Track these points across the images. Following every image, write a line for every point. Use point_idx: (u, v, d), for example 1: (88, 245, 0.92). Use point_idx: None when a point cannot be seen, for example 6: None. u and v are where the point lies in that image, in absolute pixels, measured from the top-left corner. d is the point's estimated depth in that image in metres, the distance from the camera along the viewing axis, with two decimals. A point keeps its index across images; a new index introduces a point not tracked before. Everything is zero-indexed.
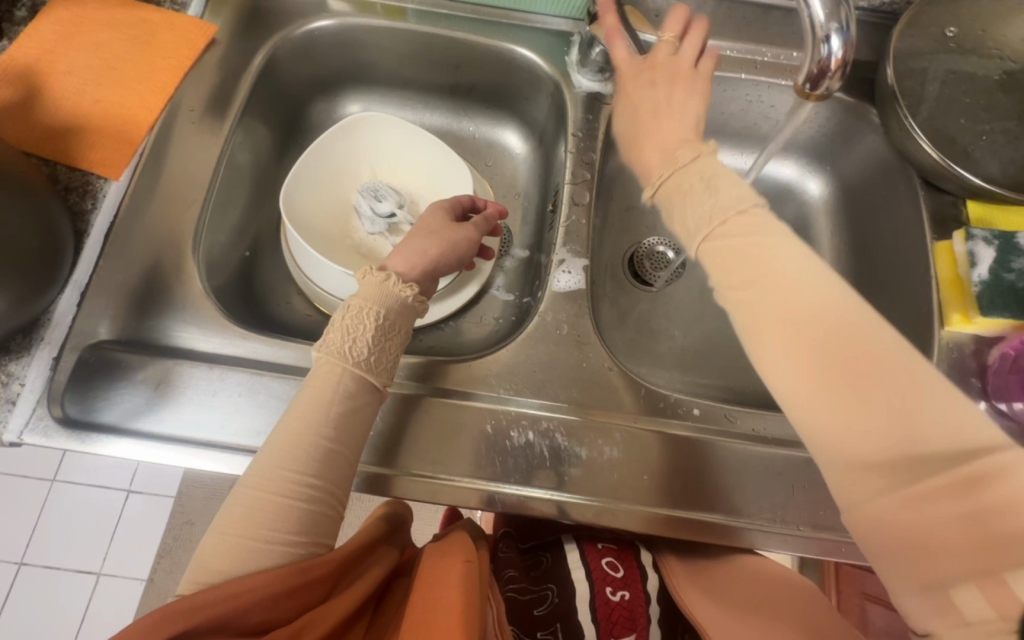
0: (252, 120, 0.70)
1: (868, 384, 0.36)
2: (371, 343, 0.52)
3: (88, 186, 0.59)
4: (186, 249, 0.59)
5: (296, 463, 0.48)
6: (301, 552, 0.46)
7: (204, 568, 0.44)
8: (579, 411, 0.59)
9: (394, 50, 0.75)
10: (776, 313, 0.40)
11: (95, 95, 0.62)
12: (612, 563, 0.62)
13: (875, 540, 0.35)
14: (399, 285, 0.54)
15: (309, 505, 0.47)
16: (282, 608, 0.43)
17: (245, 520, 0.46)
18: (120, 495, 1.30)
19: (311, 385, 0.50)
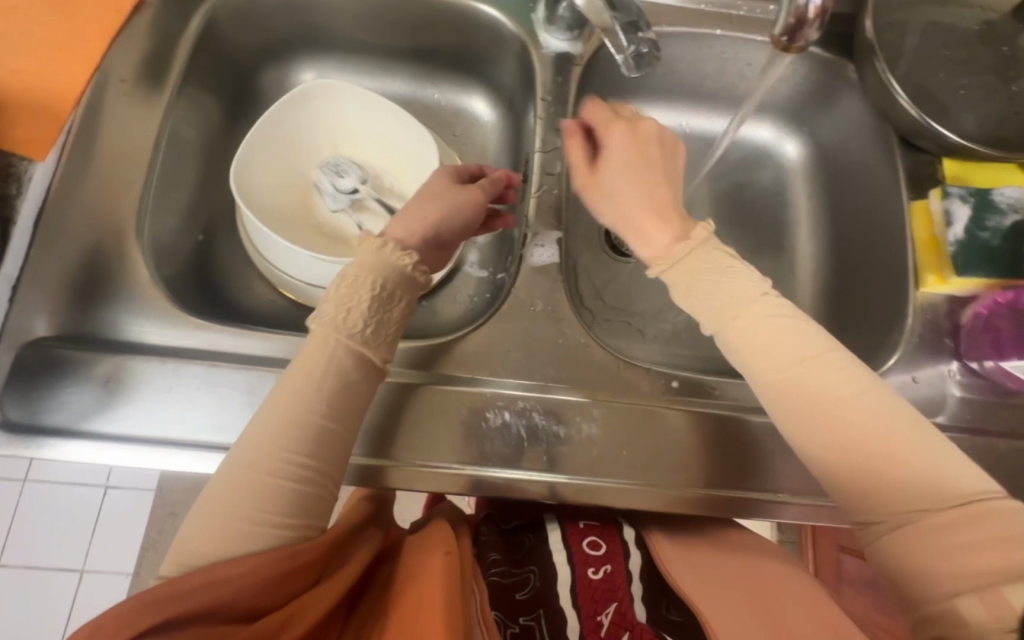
0: (194, 90, 0.65)
1: (868, 439, 0.43)
2: (367, 314, 0.50)
3: (11, 169, 0.56)
4: (128, 235, 0.55)
5: (290, 440, 0.45)
6: (294, 533, 0.44)
7: (187, 551, 0.42)
8: (557, 389, 0.58)
9: (347, 10, 0.69)
10: (787, 375, 0.46)
11: (12, 67, 0.58)
12: (592, 540, 0.64)
13: (897, 570, 0.42)
14: (397, 253, 0.52)
15: (303, 486, 0.45)
16: (270, 594, 0.42)
17: (232, 500, 0.43)
18: (97, 491, 1.26)
19: (305, 358, 0.48)
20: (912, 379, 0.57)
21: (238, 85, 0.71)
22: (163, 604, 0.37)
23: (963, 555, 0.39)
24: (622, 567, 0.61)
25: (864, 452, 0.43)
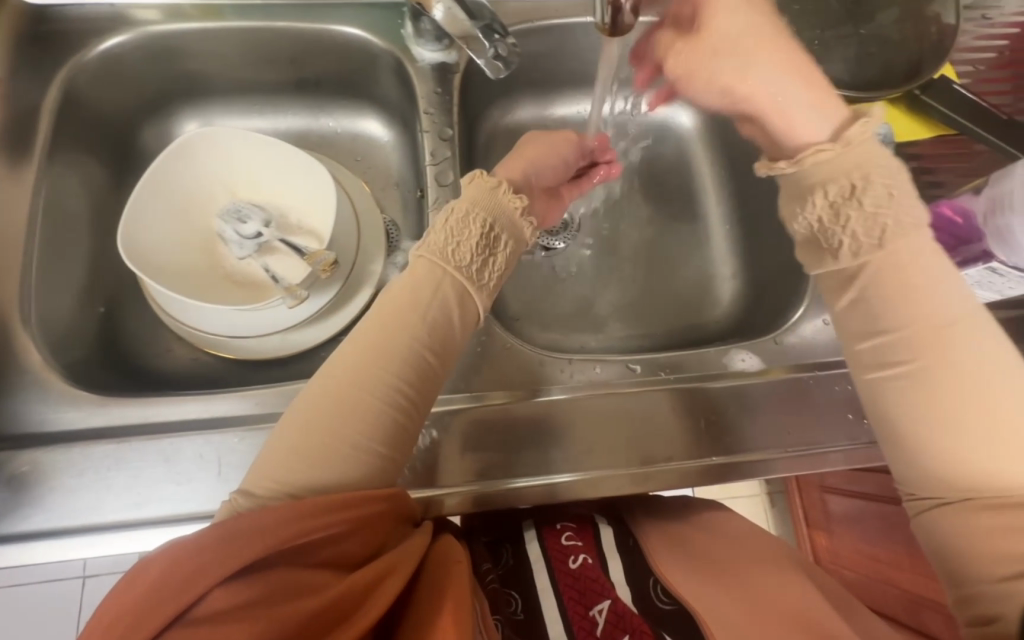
0: (67, 161, 0.63)
1: (988, 419, 0.40)
2: (475, 251, 0.51)
3: None
4: (13, 320, 0.53)
5: (398, 368, 0.46)
6: (390, 469, 0.45)
7: (280, 470, 0.42)
8: (484, 395, 0.58)
9: (218, 53, 0.68)
10: (916, 341, 0.42)
11: None
12: (568, 534, 0.63)
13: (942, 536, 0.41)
14: (508, 195, 0.54)
15: (405, 421, 0.46)
16: (351, 545, 0.40)
17: (331, 420, 0.44)
18: (75, 583, 1.20)
19: (411, 283, 0.50)
20: (821, 322, 0.62)
21: (118, 147, 0.69)
22: (252, 543, 0.35)
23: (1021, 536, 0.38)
24: (600, 561, 0.60)
25: (981, 433, 0.40)
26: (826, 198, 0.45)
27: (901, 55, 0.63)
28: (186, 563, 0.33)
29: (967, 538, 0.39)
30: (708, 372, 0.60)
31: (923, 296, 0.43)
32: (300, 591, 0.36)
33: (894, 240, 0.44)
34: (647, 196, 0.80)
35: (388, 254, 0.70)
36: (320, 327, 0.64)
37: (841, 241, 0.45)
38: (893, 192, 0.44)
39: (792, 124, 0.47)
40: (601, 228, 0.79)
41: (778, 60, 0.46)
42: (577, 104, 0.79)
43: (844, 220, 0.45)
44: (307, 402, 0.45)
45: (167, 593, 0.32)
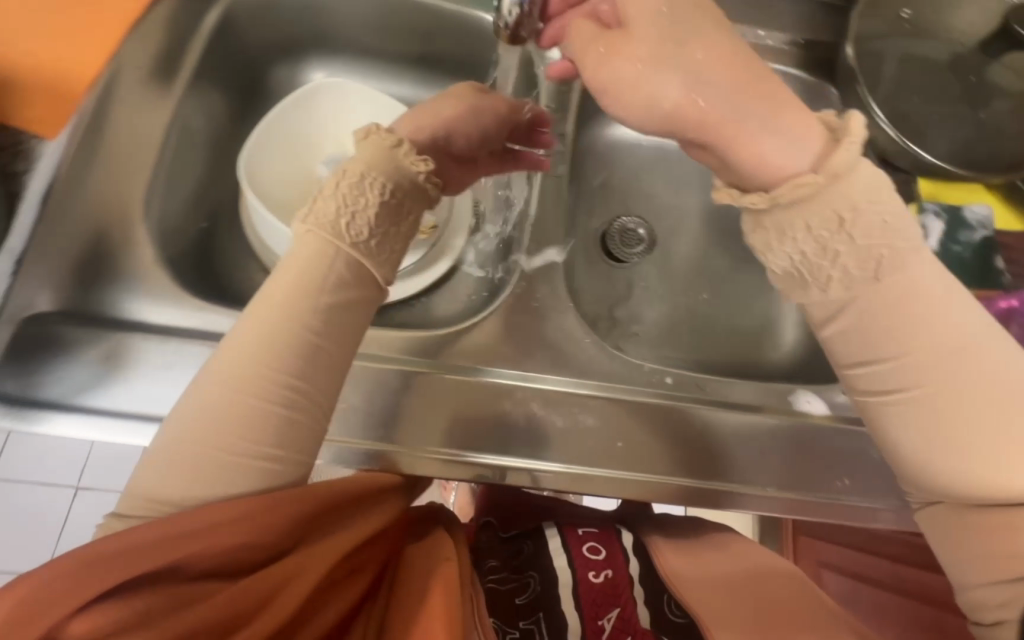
0: (202, 83, 0.66)
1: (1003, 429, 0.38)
2: (374, 220, 0.47)
3: (20, 146, 0.53)
4: (135, 215, 0.55)
5: (279, 362, 0.42)
6: (280, 469, 0.41)
7: (156, 488, 0.39)
8: (554, 380, 0.58)
9: (361, 15, 0.72)
10: (924, 368, 0.39)
11: (24, 46, 0.56)
12: (592, 545, 0.64)
13: (941, 532, 0.41)
14: (412, 159, 0.49)
15: (295, 414, 0.42)
16: (248, 555, 0.39)
17: (207, 426, 0.40)
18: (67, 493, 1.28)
19: (297, 263, 0.45)
20: None
21: (244, 80, 0.72)
22: (111, 570, 0.33)
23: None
24: (623, 569, 0.61)
25: (997, 440, 0.38)
26: (802, 226, 0.39)
27: (1008, 143, 0.65)
28: (60, 581, 0.32)
29: (972, 538, 0.39)
30: (747, 404, 0.60)
31: (931, 312, 0.39)
32: (187, 603, 0.36)
33: (889, 273, 0.40)
34: (725, 231, 0.83)
35: (470, 234, 0.74)
36: (404, 284, 0.70)
37: (828, 274, 0.40)
38: (883, 220, 0.39)
39: (765, 154, 0.38)
40: (672, 253, 0.81)
41: (745, 72, 0.38)
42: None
43: (832, 255, 0.39)
44: (185, 408, 0.41)
45: (26, 622, 0.31)
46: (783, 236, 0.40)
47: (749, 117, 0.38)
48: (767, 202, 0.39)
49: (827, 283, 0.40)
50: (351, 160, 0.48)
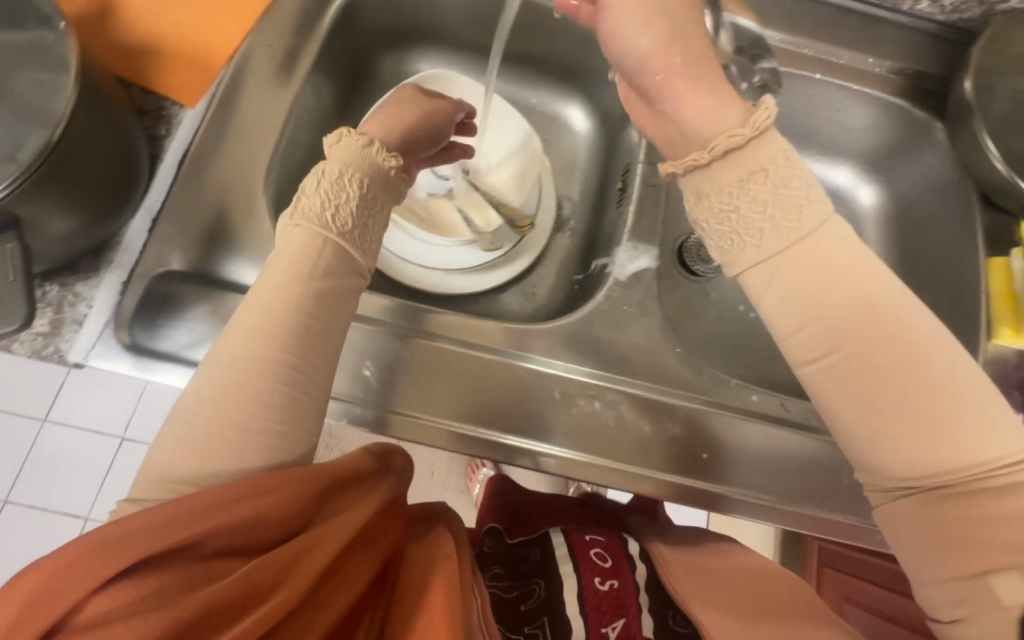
0: (321, 65, 0.67)
1: (942, 420, 0.39)
2: (354, 213, 0.49)
3: (163, 111, 0.56)
4: (258, 186, 0.57)
5: (281, 338, 0.43)
6: (283, 442, 0.42)
7: (177, 463, 0.40)
8: (644, 386, 0.58)
9: (474, 8, 0.73)
10: (865, 362, 0.41)
11: (173, 19, 0.59)
12: (602, 556, 0.62)
13: (895, 526, 0.42)
14: (382, 153, 0.51)
15: (295, 387, 0.43)
16: (260, 531, 0.38)
17: (218, 408, 0.41)
18: (113, 442, 1.38)
19: (287, 255, 0.46)
20: None
21: (354, 65, 0.74)
22: (132, 545, 0.33)
23: (987, 526, 0.38)
24: (629, 579, 0.59)
25: (932, 430, 0.39)
26: (735, 181, 0.45)
27: None
28: (82, 559, 0.32)
29: (932, 536, 0.40)
30: (801, 424, 0.58)
31: (868, 306, 0.41)
32: (207, 579, 0.36)
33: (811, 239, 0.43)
34: None
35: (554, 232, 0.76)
36: (488, 276, 0.71)
37: (766, 230, 0.44)
38: (798, 173, 0.45)
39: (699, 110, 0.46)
40: None
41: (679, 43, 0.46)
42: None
43: (763, 205, 0.44)
44: (196, 386, 0.42)
45: (54, 592, 0.31)
46: (722, 195, 0.45)
47: (688, 77, 0.47)
48: (706, 157, 0.45)
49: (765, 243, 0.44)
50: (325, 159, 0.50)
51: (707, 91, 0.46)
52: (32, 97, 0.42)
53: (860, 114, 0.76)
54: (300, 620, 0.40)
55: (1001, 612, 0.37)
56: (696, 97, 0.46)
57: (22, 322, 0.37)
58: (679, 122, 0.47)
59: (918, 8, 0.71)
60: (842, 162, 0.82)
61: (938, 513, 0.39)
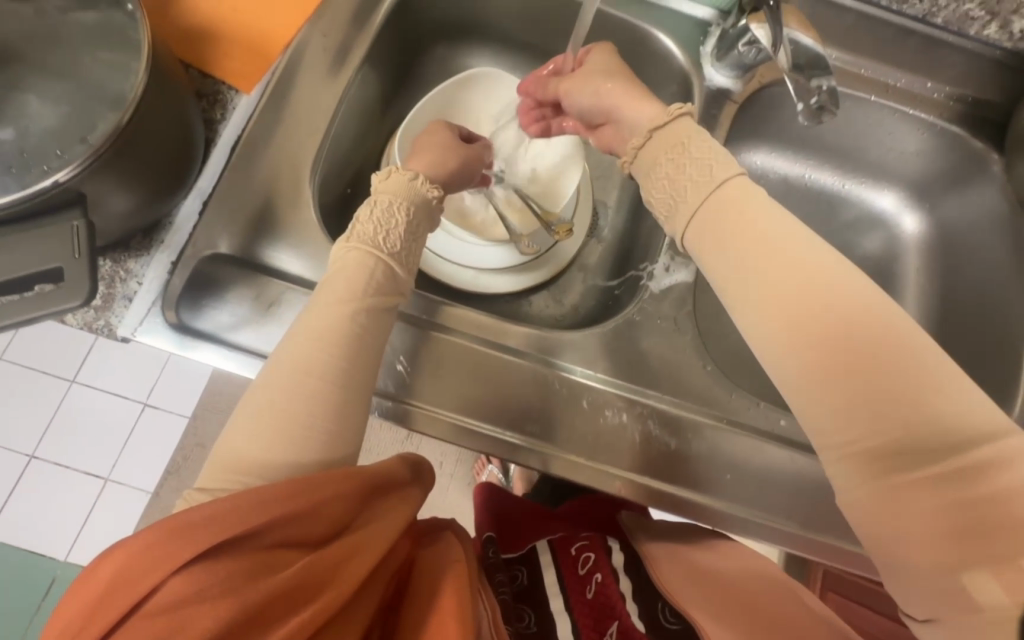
0: (374, 55, 0.67)
1: (893, 382, 0.39)
2: (401, 238, 0.53)
3: (219, 95, 0.57)
4: (305, 175, 0.57)
5: (336, 343, 0.47)
6: (319, 441, 0.45)
7: (244, 457, 0.43)
8: (670, 400, 0.58)
9: (526, 10, 0.72)
10: (797, 327, 0.41)
11: (235, 4, 0.60)
12: (582, 560, 0.65)
13: (901, 528, 0.38)
14: (426, 185, 0.55)
15: (343, 387, 0.46)
16: (314, 526, 0.40)
17: (285, 411, 0.44)
18: (135, 407, 1.42)
19: (344, 276, 0.50)
20: None
21: (404, 57, 0.74)
22: (206, 531, 0.35)
23: (945, 516, 0.37)
24: (612, 579, 0.62)
25: (859, 395, 0.39)
26: (663, 156, 0.50)
27: None
28: (158, 545, 0.34)
29: (893, 531, 0.39)
30: None
31: (801, 269, 0.42)
32: (265, 571, 0.38)
33: (733, 191, 0.46)
34: None
35: (587, 238, 0.76)
36: (522, 276, 0.71)
37: (686, 188, 0.48)
38: (715, 144, 0.49)
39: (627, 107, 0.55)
40: None
41: (609, 66, 0.58)
42: (832, 175, 0.82)
43: (682, 169, 0.49)
44: (262, 390, 0.45)
45: (140, 569, 0.34)
46: (662, 169, 0.50)
47: (613, 84, 0.56)
48: (642, 140, 0.52)
49: (699, 205, 0.47)
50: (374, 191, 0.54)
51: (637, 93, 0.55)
52: (105, 79, 0.44)
53: (913, 139, 0.74)
54: (339, 618, 0.42)
55: (975, 614, 0.35)
56: (637, 94, 0.55)
57: (85, 298, 0.38)
58: (623, 116, 0.56)
59: (985, 34, 0.69)
60: (890, 188, 0.80)
61: (903, 502, 0.38)
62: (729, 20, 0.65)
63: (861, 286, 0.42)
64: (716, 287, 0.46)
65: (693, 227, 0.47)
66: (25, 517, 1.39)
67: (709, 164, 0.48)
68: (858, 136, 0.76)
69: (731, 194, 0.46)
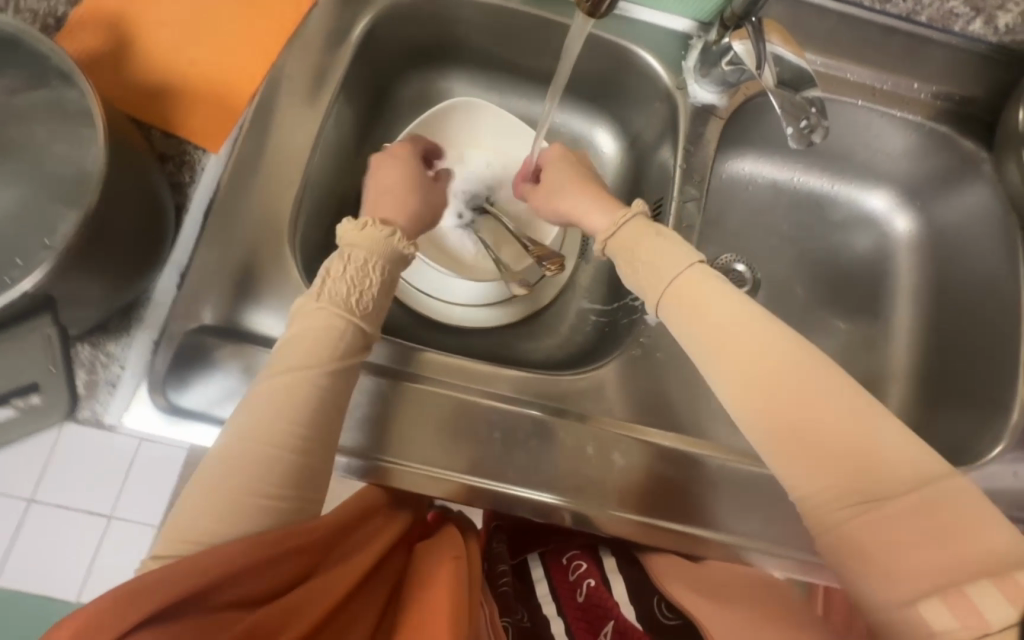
0: (344, 95, 0.64)
1: (865, 451, 0.42)
2: (374, 298, 0.53)
3: (186, 157, 0.54)
4: (284, 235, 0.55)
5: (291, 410, 0.46)
6: (285, 506, 0.45)
7: (189, 529, 0.42)
8: (675, 438, 0.57)
9: (501, 32, 0.69)
10: (754, 394, 0.45)
11: (192, 55, 0.56)
12: (574, 566, 0.63)
13: (876, 573, 0.40)
14: (403, 243, 0.55)
15: (303, 451, 0.46)
16: (261, 580, 0.42)
17: (231, 480, 0.43)
18: (130, 443, 1.37)
19: (310, 337, 0.49)
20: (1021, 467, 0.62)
21: (378, 88, 0.71)
22: (148, 597, 0.35)
23: (919, 550, 0.39)
24: (605, 584, 0.60)
25: (836, 457, 0.42)
26: (631, 248, 0.53)
27: None
28: (100, 616, 0.33)
29: (876, 568, 0.40)
30: None
31: (753, 343, 0.46)
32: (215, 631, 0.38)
33: (698, 279, 0.49)
34: (835, 281, 0.80)
35: (580, 262, 0.74)
36: (517, 307, 0.70)
37: (658, 276, 0.51)
38: (672, 239, 0.52)
39: (585, 210, 0.59)
40: (785, 297, 0.78)
41: (564, 167, 0.64)
42: (821, 177, 0.80)
43: (646, 260, 0.52)
44: (214, 464, 0.44)
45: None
46: (634, 256, 0.53)
47: (574, 187, 0.61)
48: (610, 231, 0.56)
49: (659, 300, 0.51)
50: (344, 247, 0.53)
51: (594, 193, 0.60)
52: (64, 166, 0.42)
53: (900, 141, 0.74)
54: None
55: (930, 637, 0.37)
56: (595, 197, 0.60)
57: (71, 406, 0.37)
58: (582, 219, 0.60)
59: (970, 29, 0.68)
60: (881, 188, 0.79)
61: (860, 536, 0.41)
62: (710, 35, 0.63)
63: (822, 363, 0.45)
64: (695, 359, 0.49)
65: (666, 305, 0.50)
66: (29, 562, 1.35)
67: (659, 265, 0.51)
68: (844, 140, 0.75)
69: (692, 283, 0.49)
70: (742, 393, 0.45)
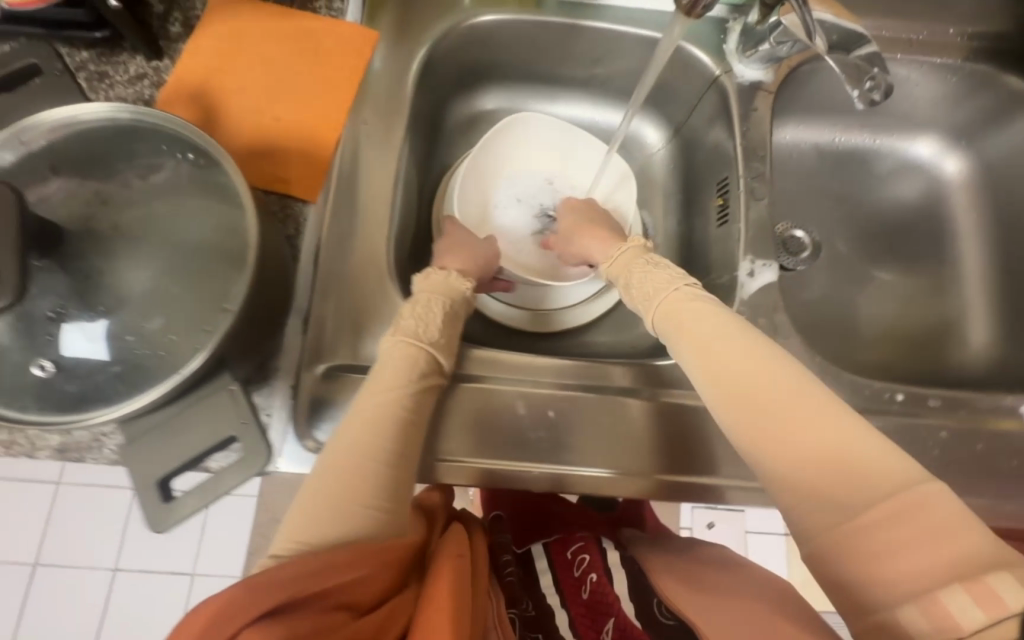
0: (410, 129, 0.67)
1: (851, 455, 0.40)
2: (440, 330, 0.56)
3: (290, 211, 0.58)
4: (387, 269, 0.58)
5: (386, 432, 0.48)
6: (389, 519, 0.44)
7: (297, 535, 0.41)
8: None
9: (544, 45, 0.72)
10: (736, 397, 0.46)
11: (276, 113, 0.59)
12: (578, 561, 0.65)
13: (859, 577, 0.37)
14: (460, 281, 0.60)
15: (396, 472, 0.47)
16: (368, 586, 0.39)
17: (336, 491, 0.44)
18: None
19: (391, 365, 0.52)
20: None
21: (432, 116, 0.73)
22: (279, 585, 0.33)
23: (908, 554, 0.36)
24: (607, 578, 0.61)
25: (819, 455, 0.41)
26: (628, 269, 0.60)
27: None
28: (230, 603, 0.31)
29: (866, 571, 0.37)
30: (942, 417, 0.59)
31: (730, 346, 0.48)
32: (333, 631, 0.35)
33: (684, 295, 0.53)
34: (894, 231, 0.81)
35: None
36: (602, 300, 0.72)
37: (650, 290, 0.56)
38: (663, 263, 0.59)
39: (589, 243, 0.66)
40: (847, 254, 0.80)
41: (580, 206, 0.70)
42: (863, 132, 0.82)
43: (643, 278, 0.58)
44: (317, 478, 0.45)
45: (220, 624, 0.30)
46: (632, 276, 0.59)
47: (577, 224, 0.68)
48: (614, 256, 0.63)
49: (653, 320, 0.55)
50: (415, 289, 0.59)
51: (602, 227, 0.67)
52: (210, 240, 0.44)
53: (940, 87, 0.75)
54: None
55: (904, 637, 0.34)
56: (600, 234, 0.66)
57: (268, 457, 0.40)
58: (587, 256, 0.66)
59: None
60: (925, 134, 0.81)
61: (844, 534, 0.38)
62: (750, 15, 0.65)
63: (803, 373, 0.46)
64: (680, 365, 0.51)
65: (658, 317, 0.54)
66: None
67: (650, 285, 0.56)
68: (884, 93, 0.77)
69: (681, 296, 0.53)
70: (722, 393, 0.47)
